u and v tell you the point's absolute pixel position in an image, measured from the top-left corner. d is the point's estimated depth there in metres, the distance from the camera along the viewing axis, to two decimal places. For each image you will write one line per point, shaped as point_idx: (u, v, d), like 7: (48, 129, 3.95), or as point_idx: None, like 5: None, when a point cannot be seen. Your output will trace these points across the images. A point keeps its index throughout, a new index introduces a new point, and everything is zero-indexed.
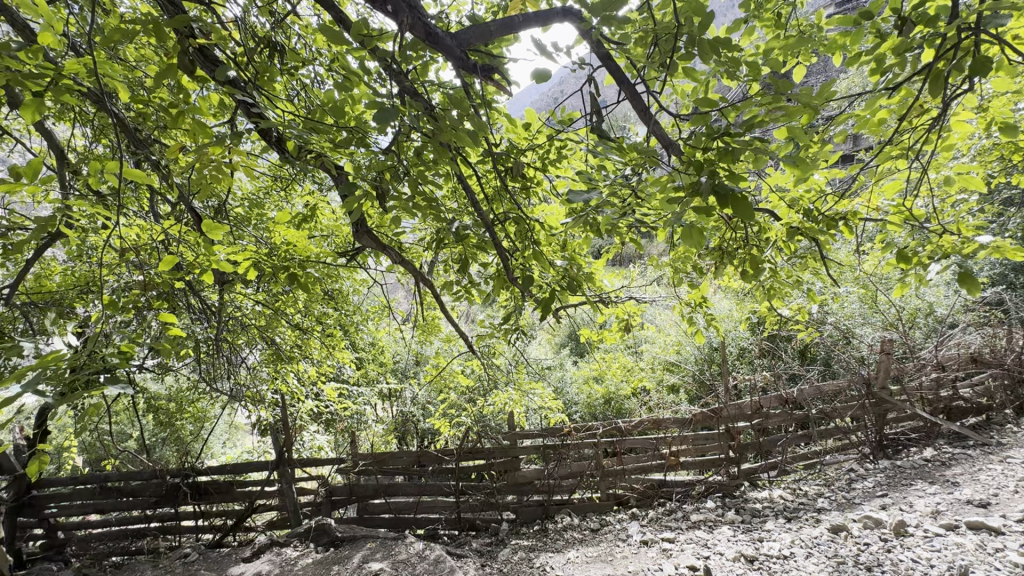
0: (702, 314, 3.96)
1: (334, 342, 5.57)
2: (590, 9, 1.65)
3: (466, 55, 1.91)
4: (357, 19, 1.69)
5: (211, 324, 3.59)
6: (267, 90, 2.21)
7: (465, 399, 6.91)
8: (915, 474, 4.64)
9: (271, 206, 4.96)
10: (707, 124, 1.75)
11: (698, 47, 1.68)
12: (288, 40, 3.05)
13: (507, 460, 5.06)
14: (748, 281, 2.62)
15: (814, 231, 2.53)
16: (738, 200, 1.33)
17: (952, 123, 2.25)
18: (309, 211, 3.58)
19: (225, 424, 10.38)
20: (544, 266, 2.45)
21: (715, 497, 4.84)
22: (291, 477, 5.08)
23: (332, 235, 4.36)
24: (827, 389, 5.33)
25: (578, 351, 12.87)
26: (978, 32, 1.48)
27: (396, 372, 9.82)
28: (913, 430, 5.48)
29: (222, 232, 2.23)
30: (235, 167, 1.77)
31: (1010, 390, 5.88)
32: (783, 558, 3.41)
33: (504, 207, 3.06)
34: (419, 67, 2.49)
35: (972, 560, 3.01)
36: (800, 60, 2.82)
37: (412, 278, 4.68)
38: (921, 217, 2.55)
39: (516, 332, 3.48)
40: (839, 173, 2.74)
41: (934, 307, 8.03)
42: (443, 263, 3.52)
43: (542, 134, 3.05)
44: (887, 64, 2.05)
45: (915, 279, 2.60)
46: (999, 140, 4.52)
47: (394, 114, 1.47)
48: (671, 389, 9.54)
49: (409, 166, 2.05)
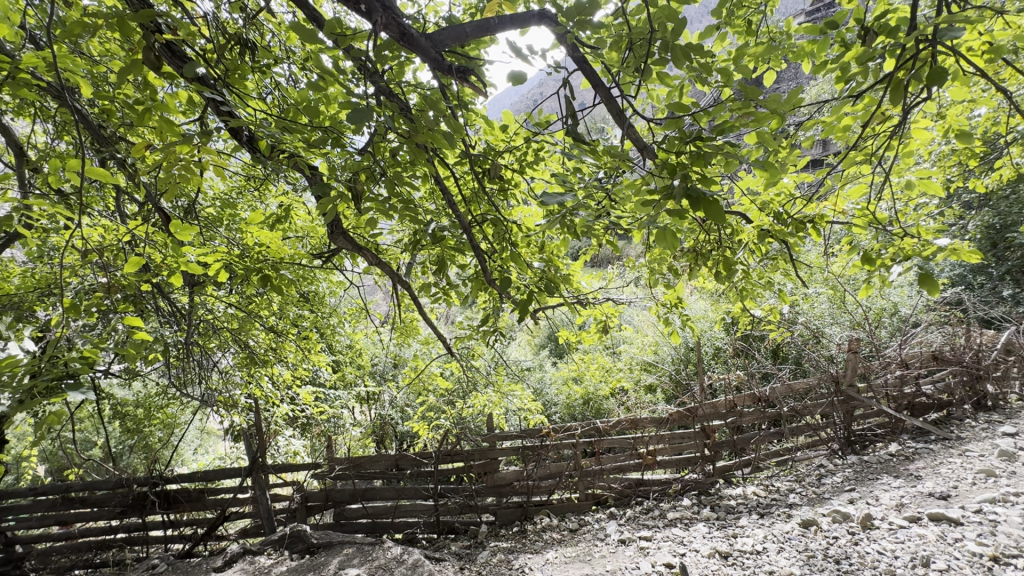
0: (679, 316, 4.01)
1: (309, 346, 5.48)
2: (565, 14, 1.66)
3: (442, 56, 1.88)
4: (332, 17, 1.68)
5: (180, 327, 3.48)
6: (238, 88, 2.17)
7: (444, 401, 6.87)
8: (881, 469, 4.80)
9: (244, 206, 4.87)
10: (680, 129, 1.78)
11: (671, 52, 1.73)
12: (261, 36, 2.99)
13: (485, 462, 5.05)
14: (721, 282, 2.67)
15: (784, 234, 2.58)
16: (709, 203, 1.36)
17: (913, 130, 2.33)
18: (283, 211, 3.52)
19: (196, 429, 10.11)
20: (522, 267, 2.45)
21: (691, 495, 4.92)
22: (264, 484, 4.94)
23: (308, 236, 4.29)
24: (797, 387, 5.47)
25: (557, 352, 12.94)
26: (936, 44, 1.52)
27: (374, 375, 9.71)
28: (879, 426, 5.62)
29: (192, 233, 2.17)
30: (205, 166, 1.73)
31: (969, 386, 6.11)
32: (756, 553, 3.48)
33: (481, 208, 3.06)
34: (395, 68, 2.49)
35: (933, 550, 3.13)
36: (771, 67, 2.87)
37: (390, 280, 4.64)
38: (885, 220, 2.64)
39: (494, 334, 3.47)
40: (807, 177, 2.81)
41: (898, 307, 8.32)
42: (421, 265, 3.50)
43: (520, 136, 3.04)
44: (851, 72, 2.11)
45: (880, 280, 2.68)
46: (957, 145, 4.72)
47: (368, 114, 1.44)
48: (649, 389, 9.66)
49: (384, 168, 2.04)
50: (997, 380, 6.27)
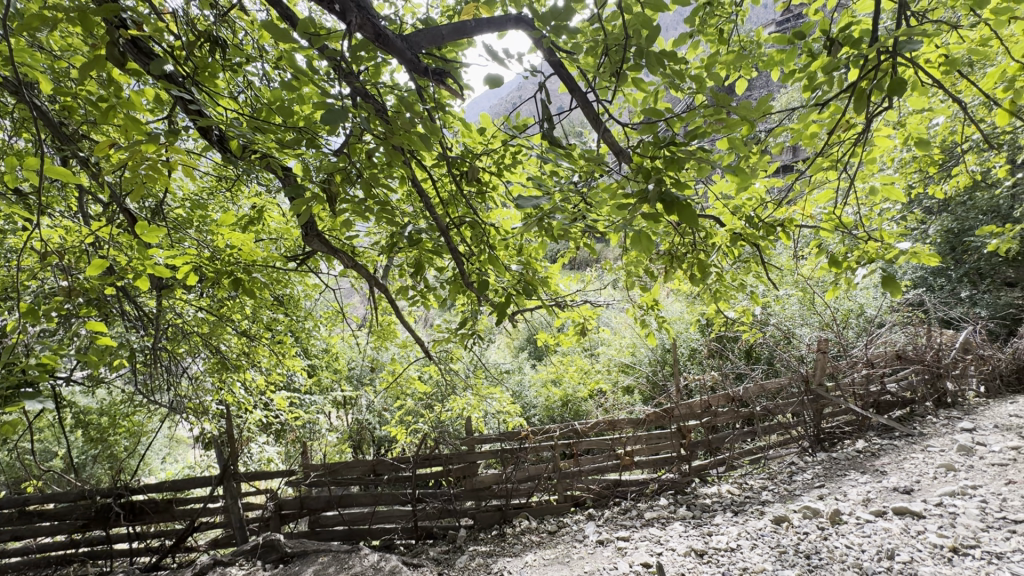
0: (655, 318, 4.06)
1: (283, 350, 5.42)
2: (540, 17, 1.66)
3: (418, 58, 1.87)
4: (306, 17, 1.65)
5: (147, 332, 3.37)
6: (208, 87, 2.12)
7: (422, 405, 6.81)
8: (849, 465, 4.95)
9: (215, 207, 4.75)
10: (654, 134, 1.81)
11: (646, 58, 1.76)
12: (233, 34, 2.91)
13: (464, 466, 5.01)
14: (695, 285, 2.71)
15: (755, 237, 2.65)
16: (683, 207, 1.39)
17: (875, 138, 2.41)
18: (256, 213, 3.45)
19: (165, 437, 9.79)
20: (500, 270, 2.44)
21: (668, 494, 4.98)
22: (236, 492, 4.79)
23: (282, 238, 4.21)
24: (769, 387, 5.61)
25: (536, 355, 12.96)
26: (896, 56, 1.58)
27: (351, 379, 9.57)
28: (847, 424, 5.78)
29: (159, 235, 2.06)
30: (174, 167, 1.68)
31: (931, 384, 6.33)
32: (731, 551, 3.54)
33: (459, 211, 3.06)
34: (371, 69, 2.47)
35: (897, 543, 3.24)
36: (742, 75, 2.94)
37: (367, 282, 4.59)
38: (850, 224, 2.73)
39: (472, 337, 3.46)
40: (777, 181, 2.88)
41: (864, 308, 8.61)
42: (399, 268, 3.47)
43: (497, 139, 3.05)
44: (817, 81, 2.18)
45: (846, 282, 2.78)
46: (917, 152, 4.91)
47: (343, 116, 1.43)
48: (626, 390, 9.75)
49: (360, 170, 2.02)
50: (955, 378, 6.55)
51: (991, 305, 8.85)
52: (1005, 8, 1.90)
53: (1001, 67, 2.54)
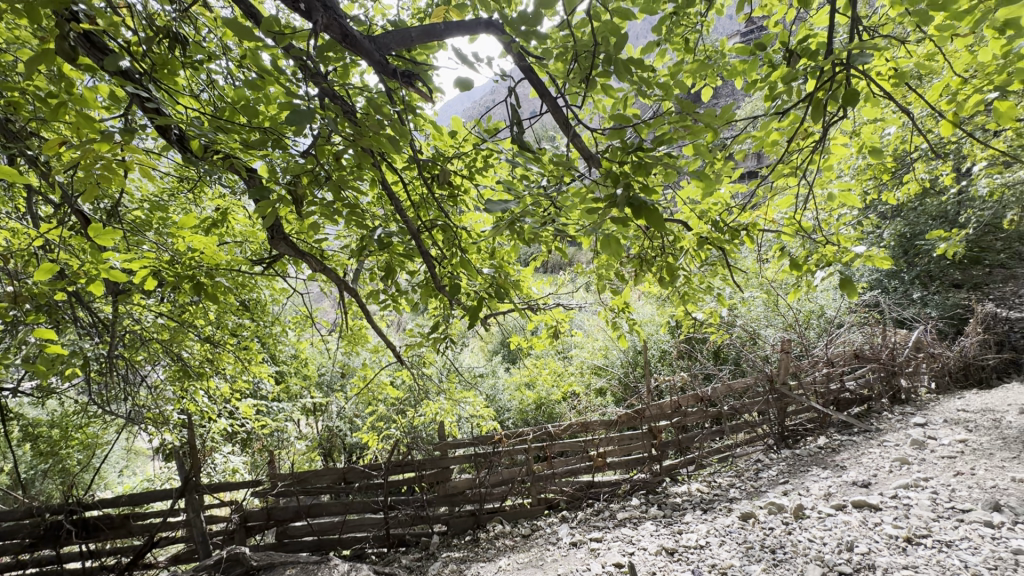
0: (626, 320, 4.12)
1: (249, 357, 5.30)
2: (509, 22, 1.66)
3: (387, 60, 1.86)
4: (270, 15, 1.62)
5: (102, 339, 3.23)
6: (166, 84, 2.05)
7: (394, 410, 6.71)
8: (811, 462, 5.12)
9: (177, 209, 4.59)
10: (622, 139, 1.84)
11: (614, 65, 1.78)
12: (195, 32, 2.83)
13: (437, 471, 4.96)
14: (664, 288, 2.76)
15: (721, 241, 2.72)
16: (650, 211, 1.42)
17: (832, 147, 2.52)
18: (220, 215, 3.35)
19: (122, 449, 9.36)
20: (471, 274, 2.44)
21: (639, 494, 5.05)
22: (199, 505, 4.61)
23: (247, 241, 4.09)
24: (736, 386, 5.75)
25: (510, 358, 12.93)
26: (849, 68, 1.65)
27: (321, 386, 9.37)
28: (810, 421, 5.99)
29: (115, 238, 1.98)
30: (131, 167, 1.61)
31: (886, 381, 6.61)
32: (700, 548, 3.62)
33: (430, 215, 3.04)
34: (339, 70, 2.43)
35: (856, 535, 3.37)
36: (708, 83, 3.02)
37: (337, 287, 4.50)
38: (809, 228, 2.84)
39: (444, 341, 3.44)
40: (741, 187, 2.97)
41: (824, 310, 8.95)
42: (369, 272, 3.42)
43: (469, 143, 3.04)
44: (777, 91, 2.26)
45: (806, 285, 2.88)
46: (871, 160, 5.14)
47: (310, 116, 1.40)
48: (599, 392, 9.84)
49: (328, 173, 1.99)
50: (909, 375, 6.86)
51: (941, 306, 9.31)
52: (947, 26, 2.01)
53: (946, 80, 2.69)
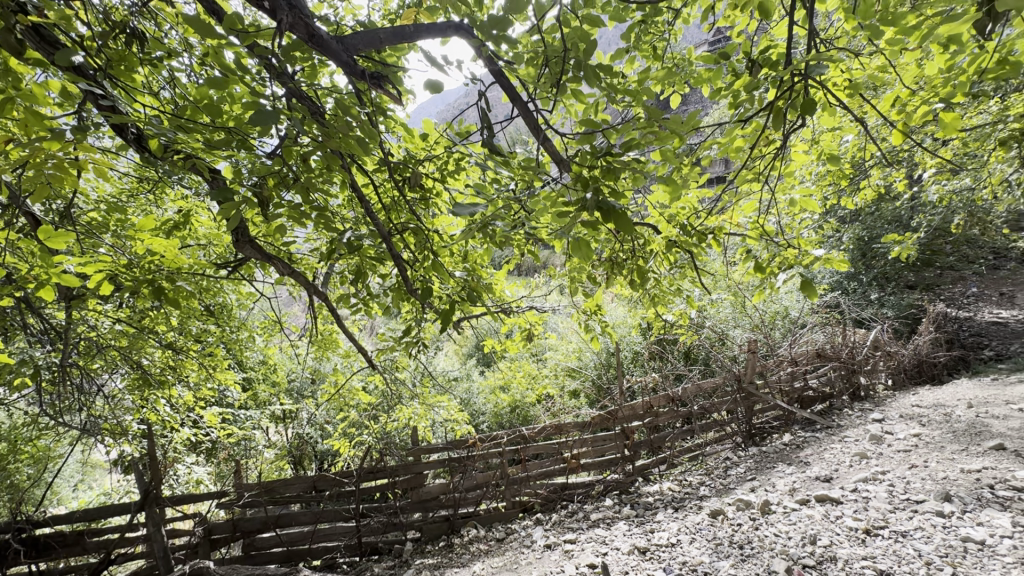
0: (598, 322, 4.17)
1: (214, 363, 5.13)
2: (479, 25, 1.66)
3: (355, 61, 1.85)
4: (233, 12, 1.58)
5: (54, 347, 3.07)
6: (123, 82, 1.98)
7: (366, 416, 6.60)
8: (777, 458, 5.27)
9: (137, 211, 4.42)
10: (592, 144, 1.87)
11: (584, 70, 1.81)
12: (154, 27, 2.74)
13: (411, 477, 4.90)
14: (635, 290, 2.81)
15: (689, 244, 2.79)
16: (619, 215, 1.44)
17: (792, 153, 2.61)
18: (183, 217, 3.24)
19: (77, 462, 8.92)
20: (443, 277, 2.43)
21: (613, 495, 5.10)
22: (159, 519, 4.41)
23: (211, 244, 3.97)
24: (706, 386, 5.89)
25: (485, 361, 12.90)
26: (807, 78, 1.71)
27: (291, 392, 9.16)
28: (776, 418, 6.18)
29: (68, 241, 1.89)
30: (84, 167, 1.55)
31: (847, 379, 6.87)
32: (671, 546, 3.68)
33: (402, 218, 3.01)
34: (307, 70, 2.39)
35: (819, 528, 3.49)
36: (675, 90, 3.09)
37: (306, 291, 4.41)
38: (772, 232, 2.93)
39: (417, 345, 3.40)
40: (707, 192, 3.05)
41: (788, 310, 9.25)
42: (339, 275, 3.37)
43: (441, 146, 3.03)
44: (741, 99, 2.34)
45: (770, 287, 2.97)
46: (830, 167, 5.35)
47: (275, 117, 1.37)
48: (573, 394, 9.91)
49: (295, 175, 1.95)
50: (868, 373, 7.15)
51: (897, 306, 9.74)
52: (896, 41, 2.12)
53: (897, 91, 2.82)
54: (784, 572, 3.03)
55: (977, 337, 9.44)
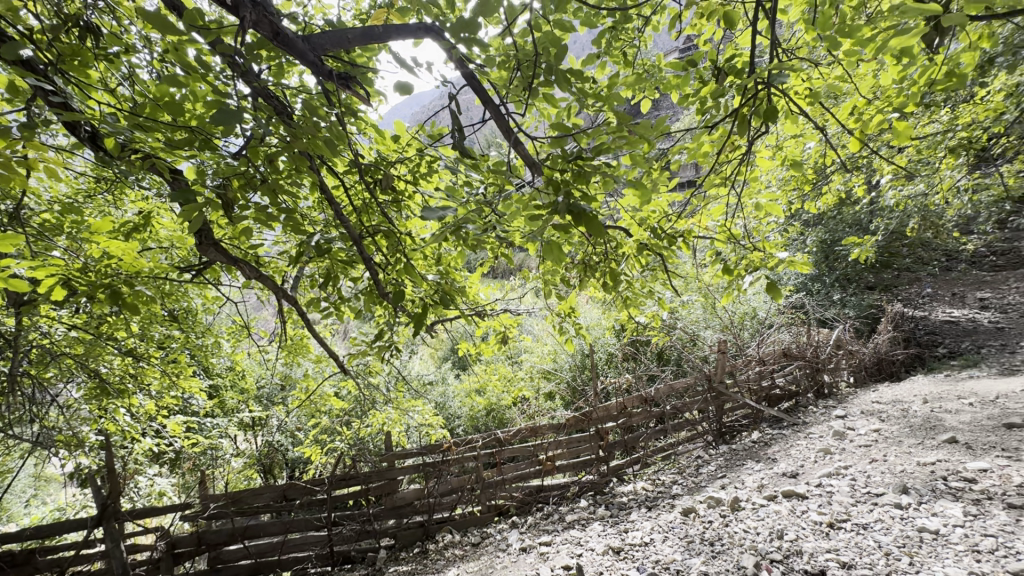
0: (572, 325, 4.20)
1: (178, 370, 4.96)
2: (448, 27, 1.66)
3: (322, 61, 1.82)
4: (193, 8, 1.54)
5: (1, 355, 2.91)
6: (76, 77, 1.90)
7: (339, 422, 6.48)
8: (746, 456, 5.40)
9: (94, 212, 4.24)
10: (562, 148, 1.88)
11: (556, 74, 1.82)
12: (111, 21, 2.64)
13: (384, 483, 4.81)
14: (608, 293, 2.84)
15: (659, 247, 2.84)
16: (590, 218, 1.45)
17: (757, 159, 2.69)
18: (143, 219, 3.13)
19: (29, 477, 8.47)
20: (416, 281, 2.40)
21: (588, 496, 5.14)
22: (119, 534, 4.22)
23: (174, 247, 3.84)
24: (678, 386, 5.99)
25: (460, 365, 12.83)
26: (770, 86, 1.77)
27: (260, 399, 8.91)
28: (745, 416, 6.33)
29: (14, 244, 1.78)
30: (31, 164, 1.47)
31: (811, 378, 7.10)
32: (645, 545, 3.72)
33: (374, 220, 2.97)
34: (274, 68, 2.34)
35: (786, 523, 3.59)
36: (646, 95, 3.14)
37: (275, 295, 4.31)
38: (740, 236, 3.01)
39: (390, 349, 3.36)
40: (677, 196, 3.11)
41: (756, 311, 9.51)
42: (310, 279, 3.30)
43: (413, 148, 3.00)
44: (708, 105, 2.39)
45: (737, 289, 3.04)
46: (794, 172, 5.53)
47: (238, 116, 1.34)
48: (548, 396, 9.95)
49: (260, 176, 1.90)
50: (831, 371, 7.41)
51: (858, 307, 10.13)
52: (853, 52, 2.21)
53: (855, 100, 2.93)
54: (752, 568, 3.09)
55: (932, 335, 9.90)
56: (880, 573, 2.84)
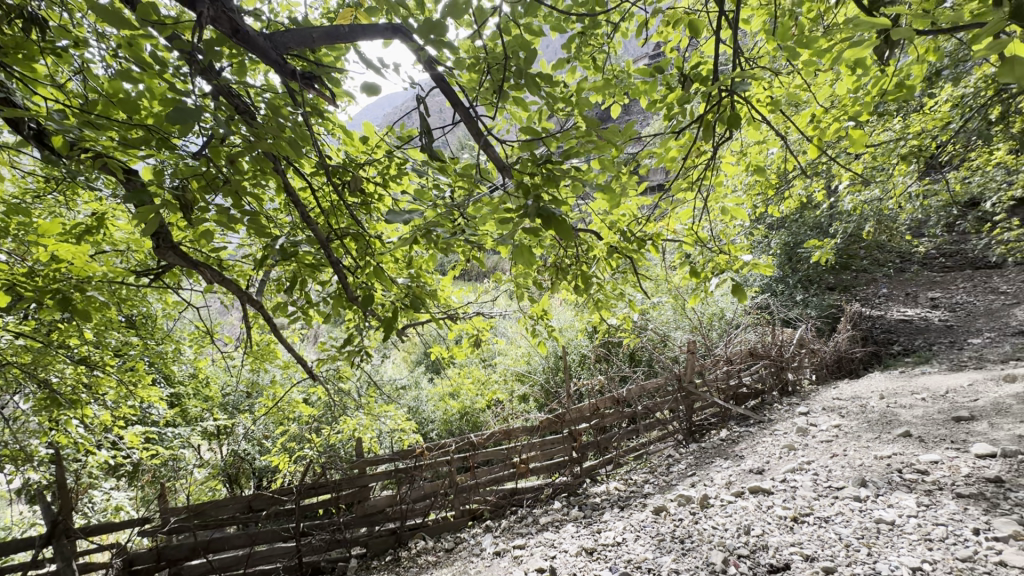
0: (545, 327, 4.21)
1: (136, 379, 4.75)
2: (415, 29, 1.64)
3: (284, 60, 1.76)
4: (146, 2, 1.48)
5: None
6: (20, 72, 1.80)
7: (308, 429, 6.32)
8: (715, 453, 5.53)
9: (43, 214, 4.03)
10: (532, 152, 1.88)
11: (525, 78, 1.82)
12: (59, 14, 2.52)
13: (355, 491, 4.75)
14: (579, 295, 2.86)
15: (629, 250, 2.88)
16: (559, 222, 1.46)
17: (722, 164, 2.76)
18: (97, 221, 2.99)
19: None
20: (385, 284, 2.36)
21: (561, 497, 5.16)
22: (70, 553, 4.00)
23: (131, 250, 3.68)
24: (649, 387, 6.08)
25: (434, 368, 12.71)
26: (732, 93, 1.81)
27: (225, 407, 8.62)
28: (713, 415, 6.48)
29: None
30: None
31: (776, 376, 7.33)
32: (617, 545, 3.76)
33: (342, 223, 2.91)
34: (236, 66, 2.27)
35: (752, 519, 3.68)
36: (614, 100, 3.19)
37: (240, 299, 4.18)
38: (707, 239, 3.08)
39: (360, 354, 3.30)
40: (646, 200, 3.16)
41: (723, 312, 9.77)
42: (275, 283, 3.22)
43: (382, 150, 2.96)
44: (674, 111, 2.44)
45: (704, 290, 3.12)
46: (758, 177, 5.70)
47: (195, 115, 1.29)
48: (522, 399, 9.96)
49: (221, 177, 1.84)
50: (795, 369, 7.66)
51: (819, 307, 10.51)
52: (810, 62, 2.29)
53: (813, 108, 3.04)
54: (721, 563, 3.16)
55: (888, 334, 10.36)
56: (840, 564, 2.94)
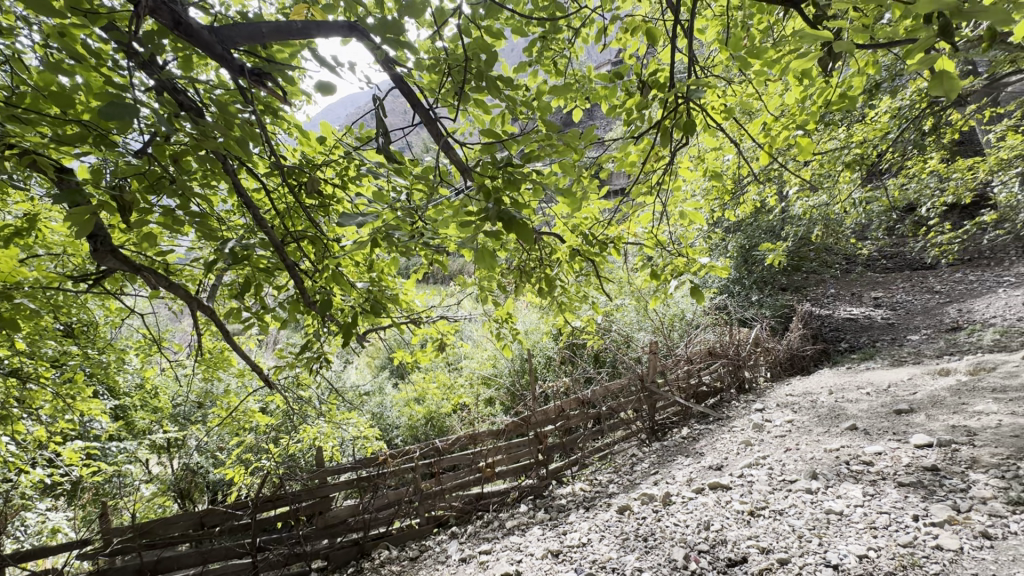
0: (509, 330, 4.20)
1: (74, 391, 4.45)
2: (370, 27, 1.60)
3: (231, 55, 1.68)
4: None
5: None
6: None
7: (265, 439, 6.08)
8: (676, 451, 5.67)
9: None
10: (493, 155, 1.87)
11: (486, 80, 1.80)
12: None
13: (315, 502, 4.54)
14: (542, 298, 2.86)
15: (591, 253, 2.91)
16: (520, 226, 1.44)
17: (679, 169, 2.82)
18: (27, 222, 2.78)
19: None
20: (343, 289, 2.29)
21: (527, 500, 5.16)
22: None
23: (69, 253, 3.45)
24: (613, 387, 6.16)
25: (398, 373, 12.48)
26: (688, 100, 1.85)
27: (176, 418, 8.20)
28: (675, 414, 6.64)
29: None
30: None
31: (734, 374, 7.59)
32: (582, 546, 3.78)
33: (298, 225, 2.81)
34: (182, 60, 2.16)
35: (712, 514, 3.79)
36: (575, 104, 3.22)
37: (190, 305, 3.98)
38: (666, 241, 3.15)
39: (318, 360, 3.20)
40: (607, 203, 3.20)
41: (684, 313, 10.03)
42: (228, 287, 3.08)
43: (340, 150, 2.88)
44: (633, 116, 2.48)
45: (663, 292, 3.18)
46: (715, 182, 5.89)
47: (133, 111, 1.20)
48: (489, 402, 9.92)
49: (163, 177, 1.73)
50: (751, 367, 7.95)
51: (773, 307, 10.96)
52: (760, 72, 2.38)
53: (764, 116, 3.16)
54: (682, 560, 3.23)
55: (836, 332, 10.91)
56: (793, 555, 3.05)
